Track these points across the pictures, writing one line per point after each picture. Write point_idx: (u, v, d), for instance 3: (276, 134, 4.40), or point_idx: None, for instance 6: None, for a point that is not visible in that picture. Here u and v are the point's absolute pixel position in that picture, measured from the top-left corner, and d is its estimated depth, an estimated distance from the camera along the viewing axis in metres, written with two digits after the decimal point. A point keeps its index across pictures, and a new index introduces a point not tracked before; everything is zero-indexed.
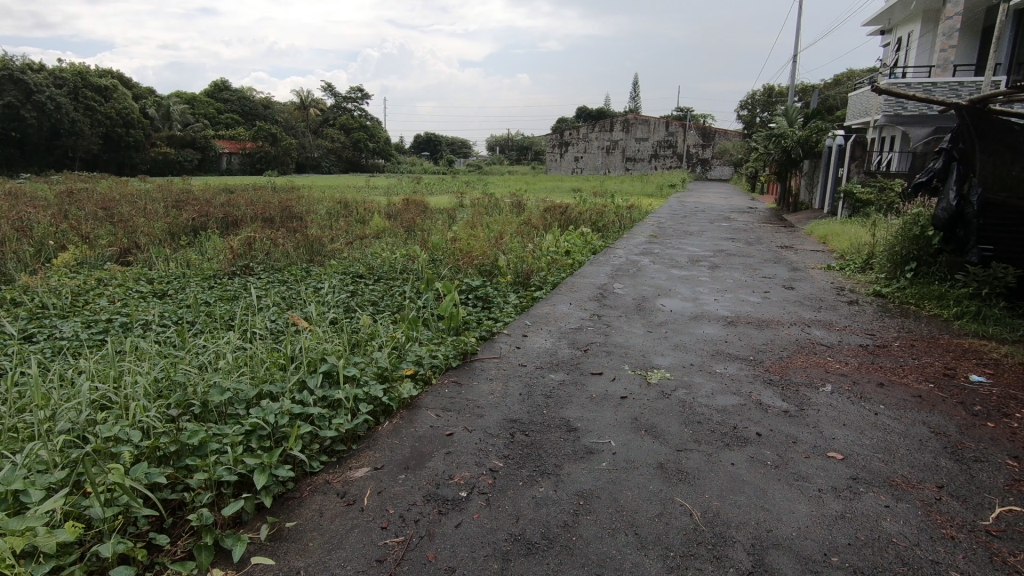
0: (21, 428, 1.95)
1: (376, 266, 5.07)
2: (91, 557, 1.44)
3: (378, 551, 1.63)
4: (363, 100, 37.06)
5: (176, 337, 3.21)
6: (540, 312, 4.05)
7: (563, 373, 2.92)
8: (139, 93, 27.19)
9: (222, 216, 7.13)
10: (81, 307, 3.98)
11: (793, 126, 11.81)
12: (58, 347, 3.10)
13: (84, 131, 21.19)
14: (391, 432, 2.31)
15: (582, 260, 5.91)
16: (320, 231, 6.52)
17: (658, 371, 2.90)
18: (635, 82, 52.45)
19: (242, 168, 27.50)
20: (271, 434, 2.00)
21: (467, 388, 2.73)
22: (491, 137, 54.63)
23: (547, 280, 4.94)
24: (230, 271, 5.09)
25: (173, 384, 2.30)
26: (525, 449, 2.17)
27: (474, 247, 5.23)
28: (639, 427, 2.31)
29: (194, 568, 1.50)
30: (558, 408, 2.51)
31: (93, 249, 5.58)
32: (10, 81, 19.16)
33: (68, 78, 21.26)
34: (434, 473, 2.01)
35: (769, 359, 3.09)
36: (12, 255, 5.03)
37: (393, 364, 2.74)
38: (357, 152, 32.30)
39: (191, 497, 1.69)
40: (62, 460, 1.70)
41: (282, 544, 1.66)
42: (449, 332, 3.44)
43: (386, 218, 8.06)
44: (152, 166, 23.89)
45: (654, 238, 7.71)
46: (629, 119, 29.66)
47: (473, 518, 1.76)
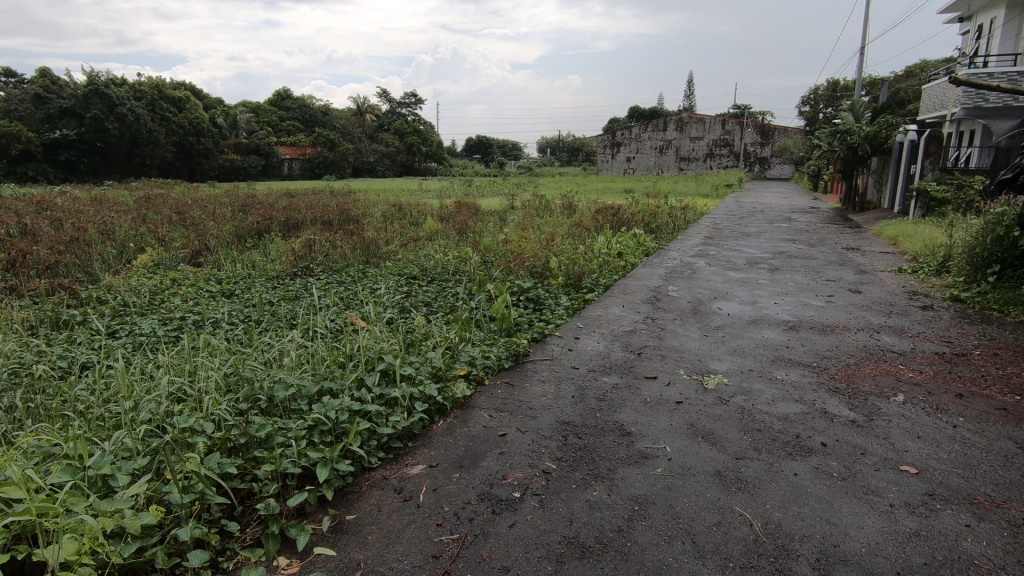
0: (108, 417, 2.11)
1: (430, 266, 5.19)
2: (171, 540, 1.53)
3: (434, 547, 1.66)
4: (417, 104, 37.82)
5: (243, 335, 3.39)
6: (592, 314, 4.02)
7: (617, 376, 2.89)
8: (209, 103, 28.83)
9: (284, 220, 7.47)
10: (158, 306, 4.24)
11: (860, 122, 11.22)
12: (137, 342, 3.33)
13: (160, 140, 22.57)
14: (446, 431, 2.35)
15: (635, 262, 5.83)
16: (375, 233, 6.72)
17: (715, 376, 2.82)
18: (690, 80, 51.42)
19: (303, 173, 28.63)
20: (332, 430, 2.07)
21: (520, 389, 2.75)
22: (542, 140, 54.79)
23: (599, 282, 4.88)
24: (292, 272, 5.33)
25: (241, 379, 2.42)
26: (579, 452, 2.16)
27: (527, 248, 5.24)
28: (695, 434, 2.25)
29: (262, 555, 1.58)
30: (612, 411, 2.49)
31: (168, 251, 5.97)
32: (96, 96, 20.88)
33: (147, 91, 22.72)
34: (488, 473, 2.03)
35: (834, 366, 2.96)
36: (98, 257, 5.45)
37: (446, 364, 2.79)
38: (411, 155, 33.08)
39: (258, 488, 1.77)
40: (144, 448, 1.83)
41: (343, 536, 1.72)
42: (501, 333, 3.49)
43: (439, 220, 8.25)
44: (220, 172, 25.23)
45: (710, 240, 7.50)
46: (683, 118, 29.05)
47: (527, 519, 1.77)
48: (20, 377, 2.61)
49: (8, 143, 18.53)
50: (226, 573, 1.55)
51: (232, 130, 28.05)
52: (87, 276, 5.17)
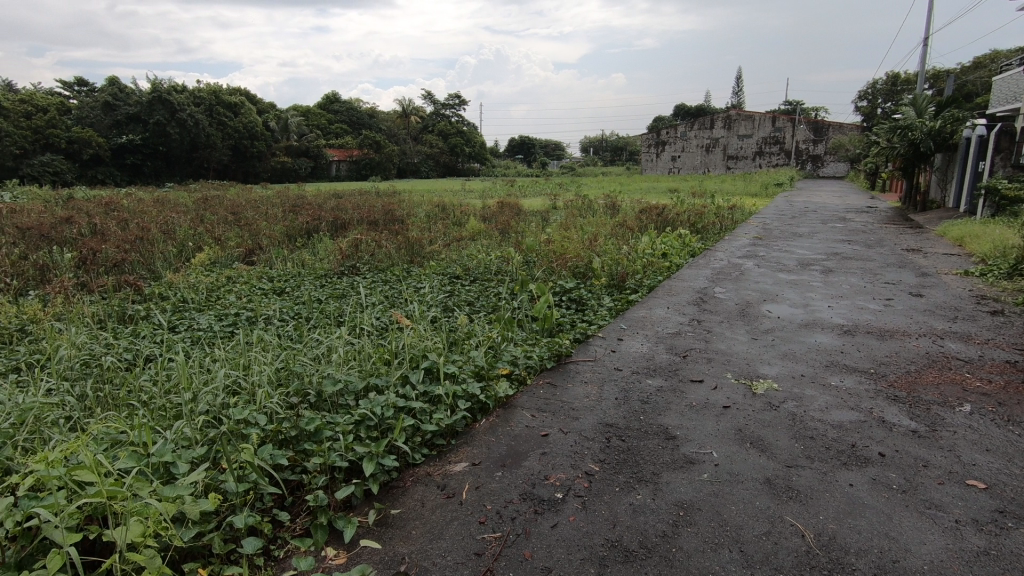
0: (169, 407, 2.22)
1: (472, 266, 5.23)
2: (227, 527, 1.59)
3: (476, 545, 1.67)
4: (460, 106, 38.22)
5: (294, 331, 3.51)
6: (636, 316, 3.96)
7: (661, 379, 2.84)
8: (263, 108, 29.97)
9: (332, 220, 7.68)
10: (214, 302, 4.44)
11: (923, 116, 10.65)
12: (196, 337, 3.50)
13: (217, 144, 23.41)
14: (488, 430, 2.36)
15: (680, 263, 5.71)
16: (419, 233, 6.83)
17: (764, 381, 2.73)
18: (739, 77, 50.09)
19: (350, 174, 29.38)
20: (378, 425, 2.12)
21: (562, 390, 2.74)
22: (585, 140, 54.50)
23: (643, 283, 4.80)
24: (339, 271, 5.48)
25: (292, 374, 2.50)
26: (622, 455, 2.13)
27: (569, 248, 5.21)
28: (744, 439, 2.19)
29: (311, 545, 1.63)
30: (656, 414, 2.45)
31: (224, 250, 6.23)
32: (159, 102, 21.99)
33: (205, 96, 23.64)
34: (530, 472, 2.04)
35: (893, 373, 2.82)
36: (160, 255, 5.74)
37: (489, 363, 2.80)
38: (454, 156, 33.44)
39: (308, 479, 1.83)
40: (202, 438, 1.92)
41: (388, 529, 1.75)
42: (543, 333, 3.48)
43: (481, 221, 8.31)
44: (272, 174, 26.15)
45: (759, 240, 7.27)
46: (731, 115, 28.31)
47: (569, 520, 1.76)
48: (91, 368, 2.78)
49: (80, 148, 19.81)
50: (277, 560, 1.61)
51: (284, 133, 29.03)
52: (150, 273, 5.46)
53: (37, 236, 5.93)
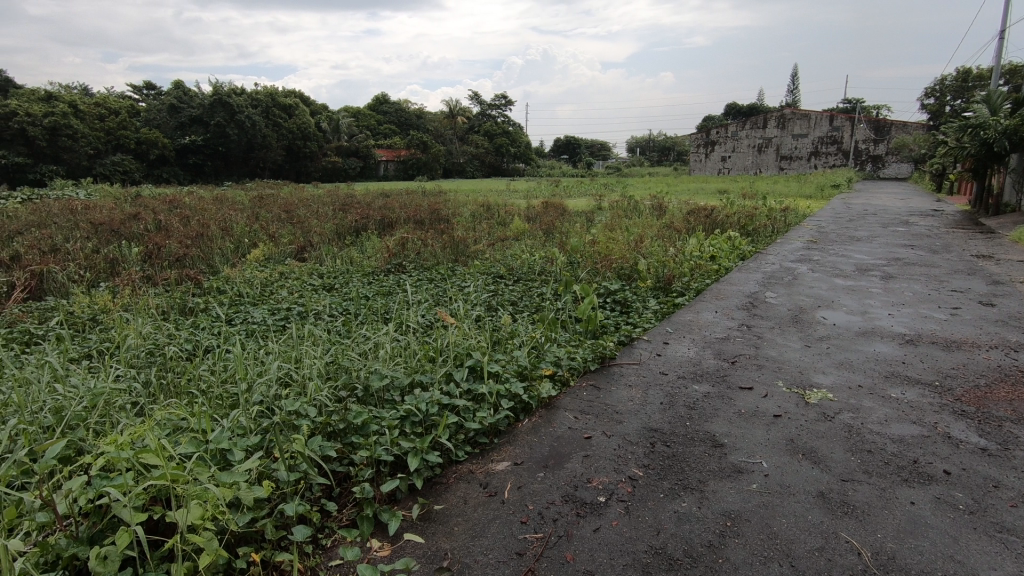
0: (226, 396, 2.32)
1: (516, 266, 5.25)
2: (278, 514, 1.65)
3: (518, 544, 1.67)
4: (506, 106, 38.39)
5: (343, 327, 3.61)
6: (682, 319, 3.88)
7: (709, 385, 2.76)
8: (316, 109, 30.94)
9: (380, 219, 7.84)
10: (268, 297, 4.61)
11: (997, 114, 10.00)
12: (251, 329, 3.65)
13: (272, 144, 24.32)
14: (530, 430, 2.36)
15: (729, 266, 5.56)
16: (464, 233, 6.89)
17: (818, 391, 2.63)
18: (794, 74, 48.45)
19: (397, 174, 29.94)
20: (422, 421, 2.15)
21: (606, 393, 2.71)
22: (633, 141, 53.88)
23: (690, 286, 4.70)
24: (386, 269, 5.59)
25: (340, 368, 2.57)
26: (666, 460, 2.09)
27: (614, 249, 5.14)
28: (795, 450, 2.11)
29: (357, 536, 1.68)
30: (703, 421, 2.39)
31: (278, 247, 6.46)
32: (220, 105, 23.03)
33: (262, 99, 24.58)
34: (573, 474, 2.02)
35: (961, 386, 2.66)
36: (219, 251, 6.00)
37: (533, 363, 2.80)
38: (500, 156, 33.61)
39: (355, 472, 1.88)
40: (256, 427, 1.99)
41: (431, 524, 1.78)
42: (587, 334, 3.45)
43: (525, 221, 8.32)
44: (323, 173, 26.94)
45: (814, 244, 6.99)
46: (785, 115, 27.36)
47: (612, 525, 1.74)
48: (156, 357, 2.94)
49: (147, 149, 20.98)
50: (324, 549, 1.66)
51: (335, 134, 29.83)
52: (209, 268, 5.71)
53: (109, 232, 6.30)
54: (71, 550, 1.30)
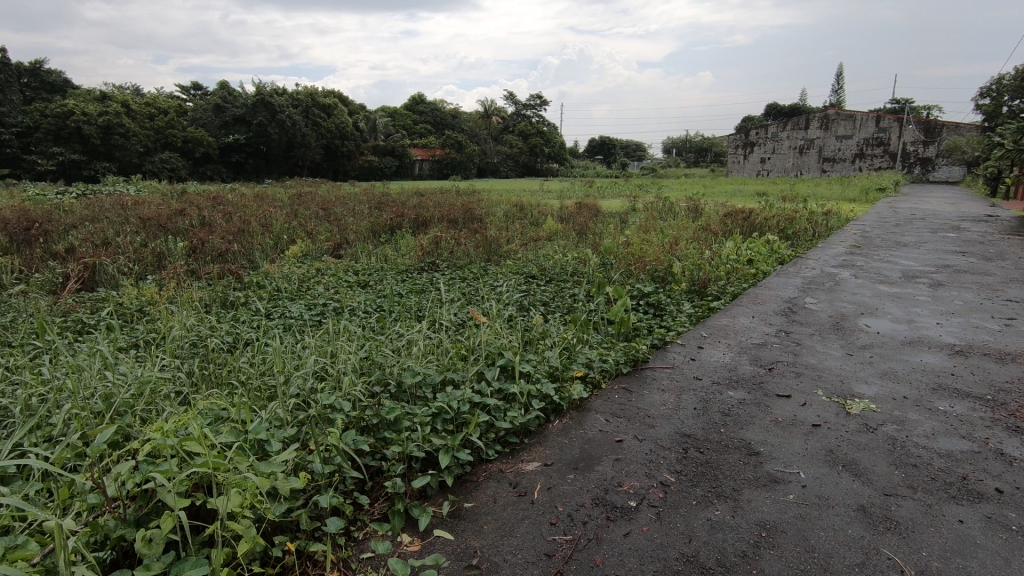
0: (264, 389, 2.38)
1: (549, 267, 5.23)
2: (313, 505, 1.69)
3: (547, 546, 1.67)
4: (541, 106, 38.36)
5: (377, 323, 3.67)
6: (718, 324, 3.81)
7: (744, 391, 2.70)
8: (354, 109, 31.51)
9: (414, 217, 7.93)
10: (305, 292, 4.72)
11: None
12: (289, 324, 3.74)
13: (311, 143, 24.87)
14: (561, 431, 2.35)
15: (767, 270, 5.43)
16: (497, 233, 6.91)
17: (860, 401, 2.54)
18: (839, 74, 47.00)
19: (431, 173, 30.21)
20: (454, 419, 2.16)
21: (638, 396, 2.68)
22: (669, 142, 53.17)
23: (726, 290, 4.61)
24: (419, 267, 5.66)
25: (374, 364, 2.61)
26: (700, 467, 2.05)
27: (648, 251, 5.07)
28: (835, 461, 2.05)
29: (388, 530, 1.70)
30: (738, 428, 2.34)
31: (315, 243, 6.61)
32: (262, 105, 23.69)
33: (303, 99, 25.20)
34: (603, 477, 2.01)
35: (1015, 401, 2.53)
36: (259, 246, 6.17)
37: (564, 364, 2.79)
38: (533, 156, 33.60)
39: (387, 467, 1.90)
40: (292, 419, 2.04)
41: (461, 522, 1.79)
42: (619, 336, 3.42)
43: (559, 221, 8.29)
44: (360, 172, 27.41)
45: (857, 249, 6.76)
46: (829, 115, 26.54)
47: (642, 530, 1.72)
48: (198, 349, 3.04)
49: (193, 147, 21.71)
50: (357, 541, 1.69)
51: (372, 134, 30.32)
52: (249, 263, 5.88)
53: (156, 227, 6.55)
54: (118, 532, 1.36)
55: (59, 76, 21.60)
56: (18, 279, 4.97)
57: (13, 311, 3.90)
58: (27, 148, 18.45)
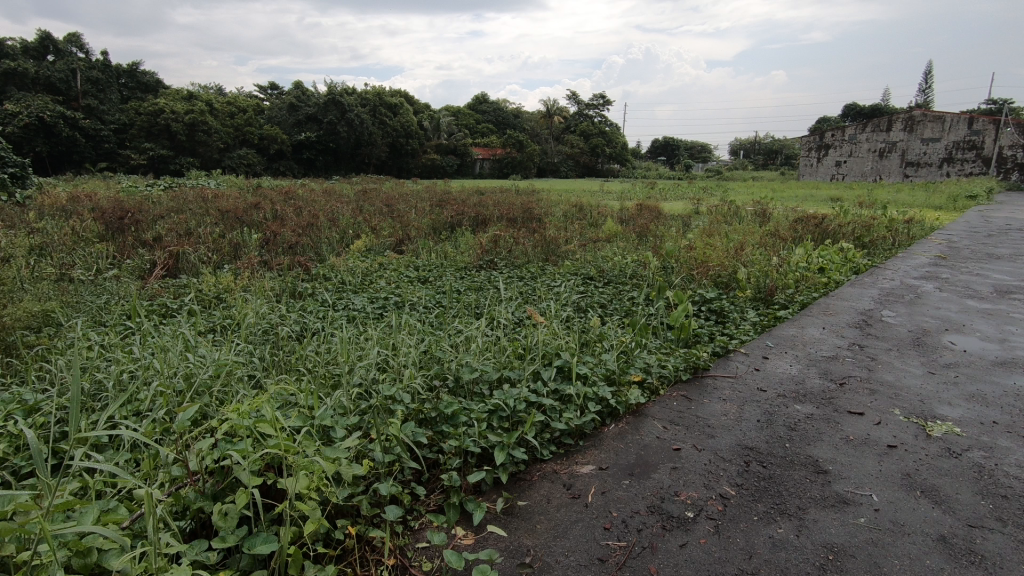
0: (329, 376, 2.48)
1: (607, 268, 5.17)
2: (373, 492, 1.75)
3: (600, 550, 1.65)
4: (604, 106, 37.95)
5: (436, 319, 3.75)
6: (785, 334, 3.65)
7: (812, 406, 2.58)
8: (419, 108, 32.26)
9: (474, 216, 8.03)
10: (368, 285, 4.88)
11: None
12: (353, 315, 3.88)
13: (377, 141, 25.64)
14: (617, 436, 2.32)
15: (840, 280, 5.15)
16: (556, 233, 6.89)
17: (942, 424, 2.37)
18: (929, 72, 43.97)
19: (492, 173, 30.48)
20: (509, 417, 2.18)
21: (697, 405, 2.60)
22: (737, 143, 51.47)
23: (794, 299, 4.41)
24: (478, 265, 5.73)
25: (433, 358, 2.67)
26: (762, 482, 1.98)
27: (712, 256, 4.92)
28: (912, 486, 1.92)
29: (444, 522, 1.74)
30: (804, 444, 2.23)
31: (379, 239, 6.81)
32: (333, 105, 24.62)
33: (371, 98, 26.01)
34: (660, 485, 1.97)
35: None
36: (327, 240, 6.42)
37: (621, 368, 2.76)
38: (595, 156, 33.27)
39: (444, 460, 1.94)
40: (355, 408, 2.11)
41: (514, 519, 1.80)
42: (679, 342, 3.34)
43: (619, 223, 8.19)
44: (423, 170, 28.03)
45: (942, 260, 6.30)
46: (915, 116, 24.81)
47: (700, 542, 1.67)
48: (269, 336, 3.21)
49: (268, 144, 22.86)
50: (413, 530, 1.74)
51: (436, 132, 30.95)
52: (317, 255, 6.13)
53: (233, 219, 6.93)
54: (197, 504, 1.46)
55: (153, 77, 23.23)
56: (112, 264, 5.39)
57: (108, 293, 4.24)
58: (122, 143, 19.96)
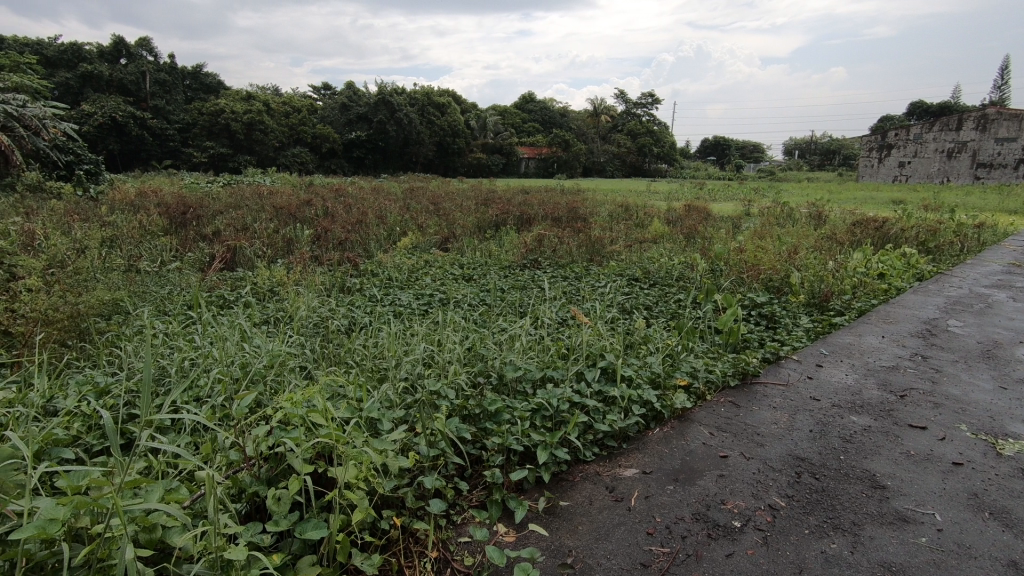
0: (377, 370, 2.54)
1: (653, 270, 5.08)
2: (418, 485, 1.78)
3: (643, 555, 1.63)
4: (652, 105, 37.31)
5: (480, 316, 3.78)
6: (841, 341, 3.50)
7: (870, 418, 2.46)
8: (467, 108, 32.55)
9: (519, 215, 8.04)
10: (414, 282, 4.96)
11: None
12: (399, 311, 3.96)
13: (424, 140, 26.02)
14: (662, 440, 2.28)
15: (902, 286, 4.90)
16: (601, 233, 6.83)
17: (1015, 442, 2.22)
18: (1006, 67, 41.26)
19: (537, 172, 30.46)
20: (552, 417, 2.17)
21: (746, 412, 2.53)
22: (791, 143, 49.79)
23: (851, 305, 4.22)
24: (522, 264, 5.74)
25: (477, 355, 2.69)
26: (814, 494, 1.91)
27: (763, 259, 4.76)
28: (979, 507, 1.81)
29: (486, 518, 1.76)
30: (861, 457, 2.14)
31: (425, 237, 6.91)
32: (383, 104, 25.12)
33: (420, 98, 26.41)
34: (705, 492, 1.92)
35: None
36: (375, 237, 6.57)
37: (667, 371, 2.70)
38: (642, 156, 32.76)
39: (486, 456, 1.96)
40: (401, 401, 2.15)
41: (556, 519, 1.80)
42: (727, 347, 3.25)
43: (666, 224, 8.03)
44: (469, 169, 28.29)
45: (1018, 268, 5.90)
46: (989, 114, 23.02)
47: (747, 553, 1.63)
48: (319, 330, 3.31)
49: (321, 143, 23.54)
50: (455, 524, 1.76)
51: (482, 131, 31.16)
52: (365, 251, 6.29)
53: (287, 215, 7.18)
54: (253, 488, 1.52)
55: (215, 78, 24.29)
56: (175, 256, 5.68)
57: (171, 284, 4.46)
58: (186, 141, 20.97)
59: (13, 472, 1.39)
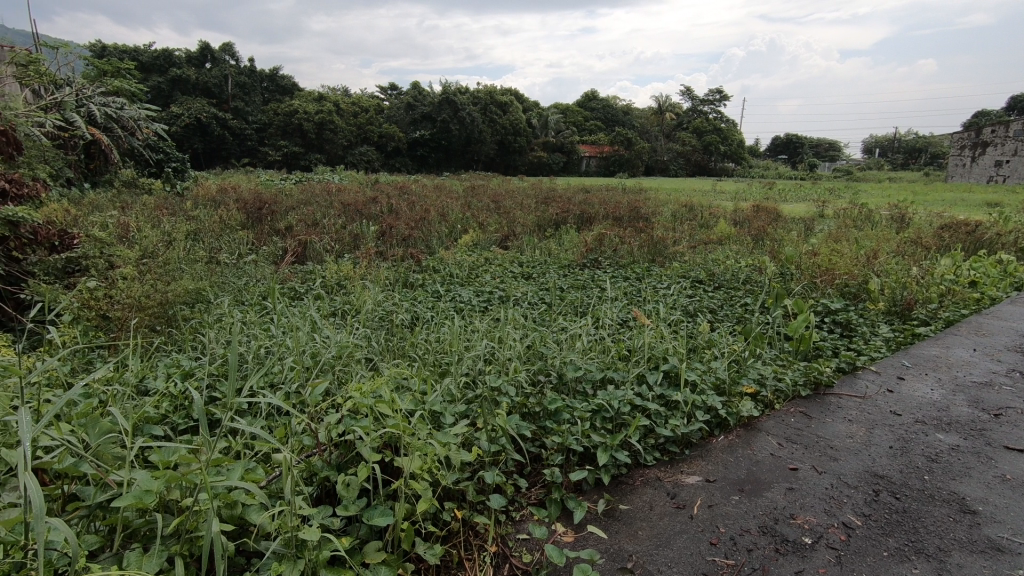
0: (439, 364, 2.59)
1: (719, 271, 4.92)
2: (478, 479, 1.80)
3: (706, 565, 1.59)
4: (720, 102, 36.06)
5: (540, 315, 3.78)
6: (925, 353, 3.26)
7: (958, 437, 2.29)
8: (529, 106, 32.62)
9: (579, 214, 7.97)
10: (474, 279, 5.03)
11: None
12: (460, 307, 4.02)
13: (486, 139, 26.27)
14: (726, 448, 2.21)
15: (997, 295, 4.51)
16: (664, 233, 6.67)
17: None
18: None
19: (598, 171, 30.12)
20: (613, 418, 2.14)
21: (818, 424, 2.41)
22: (872, 141, 46.88)
23: (938, 314, 3.93)
24: (582, 263, 5.70)
25: (537, 353, 2.69)
26: (894, 515, 1.79)
27: (839, 262, 4.51)
28: None
29: (545, 516, 1.76)
30: (948, 478, 1.99)
31: (485, 234, 6.99)
32: (447, 104, 25.54)
33: (482, 97, 26.67)
34: (773, 505, 1.84)
35: None
36: (436, 234, 6.69)
37: (733, 378, 2.60)
38: (707, 155, 31.76)
39: (546, 455, 1.96)
40: (462, 396, 2.18)
41: (615, 522, 1.78)
42: (798, 354, 3.11)
43: (733, 225, 7.75)
44: (529, 167, 28.34)
45: None
46: None
47: (818, 572, 1.55)
48: (384, 324, 3.41)
49: (386, 142, 24.22)
50: (514, 521, 1.78)
51: (543, 130, 31.11)
52: (427, 248, 6.42)
53: (354, 211, 7.43)
54: (325, 472, 1.60)
55: (290, 81, 25.47)
56: (251, 249, 6.01)
57: (247, 276, 4.73)
58: (262, 141, 22.11)
59: (113, 445, 1.51)
